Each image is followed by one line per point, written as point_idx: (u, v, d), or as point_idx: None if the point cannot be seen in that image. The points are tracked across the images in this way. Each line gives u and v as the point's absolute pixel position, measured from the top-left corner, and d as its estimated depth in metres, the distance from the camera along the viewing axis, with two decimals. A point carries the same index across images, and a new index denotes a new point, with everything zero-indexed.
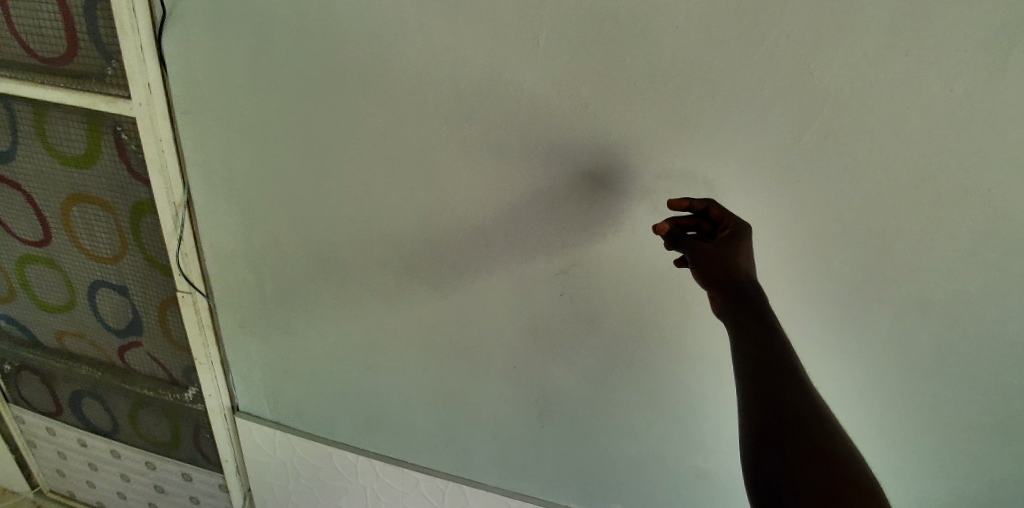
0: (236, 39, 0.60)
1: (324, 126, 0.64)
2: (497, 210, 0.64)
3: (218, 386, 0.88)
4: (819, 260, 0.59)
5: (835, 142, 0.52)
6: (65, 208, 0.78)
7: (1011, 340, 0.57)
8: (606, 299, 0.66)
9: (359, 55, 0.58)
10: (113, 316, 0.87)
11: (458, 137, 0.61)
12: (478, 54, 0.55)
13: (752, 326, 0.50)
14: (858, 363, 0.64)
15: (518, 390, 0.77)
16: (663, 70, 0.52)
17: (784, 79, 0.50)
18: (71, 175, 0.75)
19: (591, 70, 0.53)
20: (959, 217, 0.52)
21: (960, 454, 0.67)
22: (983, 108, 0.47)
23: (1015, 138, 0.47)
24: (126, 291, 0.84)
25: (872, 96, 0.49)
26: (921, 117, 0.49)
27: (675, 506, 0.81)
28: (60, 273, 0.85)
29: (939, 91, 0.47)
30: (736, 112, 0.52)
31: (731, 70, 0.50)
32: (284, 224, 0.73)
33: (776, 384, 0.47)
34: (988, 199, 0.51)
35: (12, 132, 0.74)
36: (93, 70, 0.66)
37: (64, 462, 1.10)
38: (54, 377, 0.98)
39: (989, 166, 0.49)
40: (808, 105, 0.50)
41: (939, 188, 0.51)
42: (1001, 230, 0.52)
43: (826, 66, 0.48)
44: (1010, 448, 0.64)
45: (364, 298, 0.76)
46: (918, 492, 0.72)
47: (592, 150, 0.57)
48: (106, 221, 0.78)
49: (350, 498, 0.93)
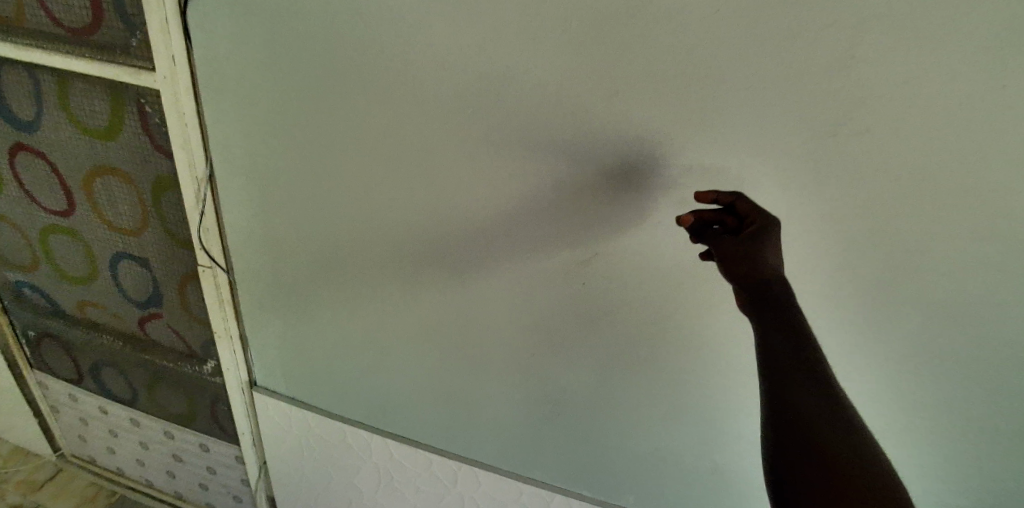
0: (252, 24, 0.60)
1: (341, 104, 0.63)
2: (521, 192, 0.62)
3: (237, 360, 0.89)
4: (835, 254, 0.56)
5: (863, 137, 0.49)
6: (90, 179, 0.79)
7: (1011, 339, 0.56)
8: (626, 287, 0.64)
9: (380, 35, 0.57)
10: (135, 288, 0.88)
11: (479, 117, 0.59)
12: (492, 41, 0.54)
13: (775, 330, 0.57)
14: (885, 366, 0.61)
15: (533, 376, 0.76)
16: (689, 60, 0.50)
17: (797, 72, 0.48)
18: (95, 147, 0.75)
19: (614, 58, 0.52)
20: (962, 215, 0.50)
21: (987, 460, 0.64)
22: (983, 108, 0.46)
23: (1014, 138, 0.46)
24: (148, 263, 0.85)
25: (877, 93, 0.47)
26: (922, 115, 0.47)
27: (686, 499, 0.79)
28: (84, 244, 0.87)
29: (942, 90, 0.46)
30: (751, 102, 0.50)
31: (745, 62, 0.49)
32: (300, 205, 0.72)
33: (782, 374, 0.55)
34: (988, 199, 0.49)
35: (38, 103, 0.74)
36: (118, 41, 0.66)
37: (85, 428, 1.13)
38: (78, 345, 1.00)
39: (989, 166, 0.48)
40: (823, 98, 0.49)
41: (939, 187, 0.50)
42: (1001, 230, 0.50)
43: (851, 63, 0.46)
44: (1007, 446, 0.62)
45: (379, 279, 0.75)
46: (935, 496, 0.69)
47: (621, 132, 0.55)
48: (129, 194, 0.78)
49: (363, 475, 0.94)
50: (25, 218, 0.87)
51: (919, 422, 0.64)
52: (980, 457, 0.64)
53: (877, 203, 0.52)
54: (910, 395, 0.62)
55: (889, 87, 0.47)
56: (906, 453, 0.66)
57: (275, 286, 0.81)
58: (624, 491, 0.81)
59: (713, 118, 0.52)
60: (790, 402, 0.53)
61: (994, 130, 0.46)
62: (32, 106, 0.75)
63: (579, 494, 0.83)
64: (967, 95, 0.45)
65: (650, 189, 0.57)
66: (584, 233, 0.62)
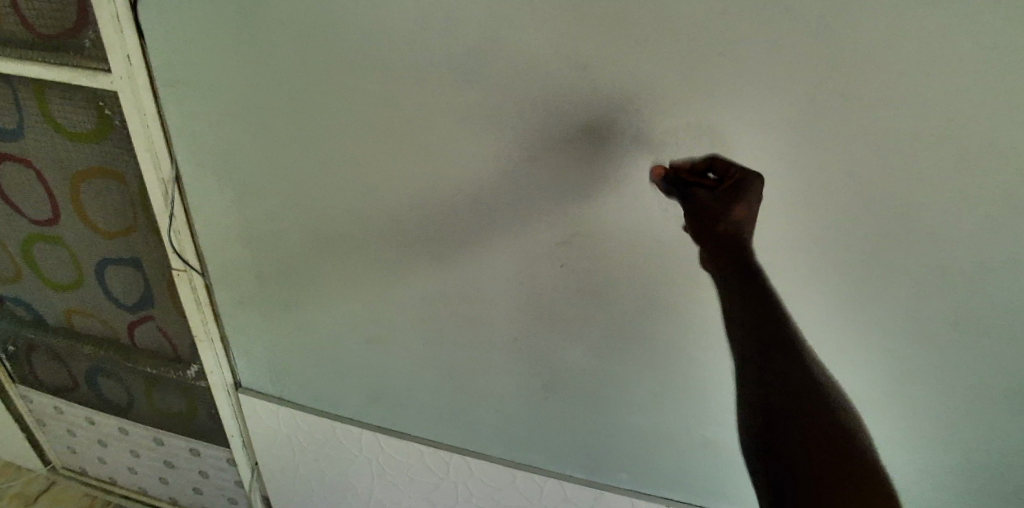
0: (207, 16, 0.57)
1: (305, 98, 0.61)
2: (491, 177, 0.60)
3: (219, 362, 0.87)
4: (817, 221, 0.55)
5: (849, 105, 0.48)
6: (72, 185, 0.75)
7: (1006, 300, 0.54)
8: (606, 268, 0.63)
9: (344, 20, 0.54)
10: (122, 293, 0.85)
11: (447, 104, 0.57)
12: (457, 21, 0.51)
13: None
14: (874, 332, 0.60)
15: (520, 363, 0.75)
16: (664, 32, 0.47)
17: (781, 36, 0.46)
18: (72, 146, 0.71)
19: (587, 31, 0.49)
20: (950, 178, 0.49)
21: (987, 431, 0.63)
22: (978, 65, 0.43)
23: (1006, 97, 0.44)
24: (136, 262, 0.81)
25: (865, 54, 0.45)
26: (912, 76, 0.45)
27: (679, 477, 0.78)
28: (68, 250, 0.83)
29: (935, 48, 0.43)
30: (730, 73, 0.48)
31: (724, 30, 0.46)
32: (273, 203, 0.70)
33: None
34: (980, 162, 0.47)
35: (17, 108, 0.71)
36: (70, 42, 0.63)
37: (74, 439, 1.12)
38: (61, 357, 0.98)
39: (979, 128, 0.46)
40: (804, 64, 0.47)
41: (926, 150, 0.48)
42: (995, 191, 0.49)
43: (834, 24, 0.44)
44: (1008, 409, 0.61)
45: (358, 274, 0.73)
46: (933, 464, 0.68)
47: (591, 110, 0.53)
48: (112, 192, 0.74)
49: (357, 470, 0.94)
50: (7, 229, 0.84)
51: (913, 392, 0.63)
52: (977, 427, 0.63)
53: (859, 168, 0.51)
54: (900, 363, 0.62)
55: (878, 51, 0.45)
56: (897, 423, 0.66)
57: (256, 287, 0.79)
58: (617, 471, 0.81)
59: (691, 86, 0.50)
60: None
61: (984, 92, 0.44)
62: (10, 112, 0.71)
63: (571, 477, 0.83)
64: (958, 57, 0.43)
65: (626, 165, 0.55)
66: (560, 215, 0.61)
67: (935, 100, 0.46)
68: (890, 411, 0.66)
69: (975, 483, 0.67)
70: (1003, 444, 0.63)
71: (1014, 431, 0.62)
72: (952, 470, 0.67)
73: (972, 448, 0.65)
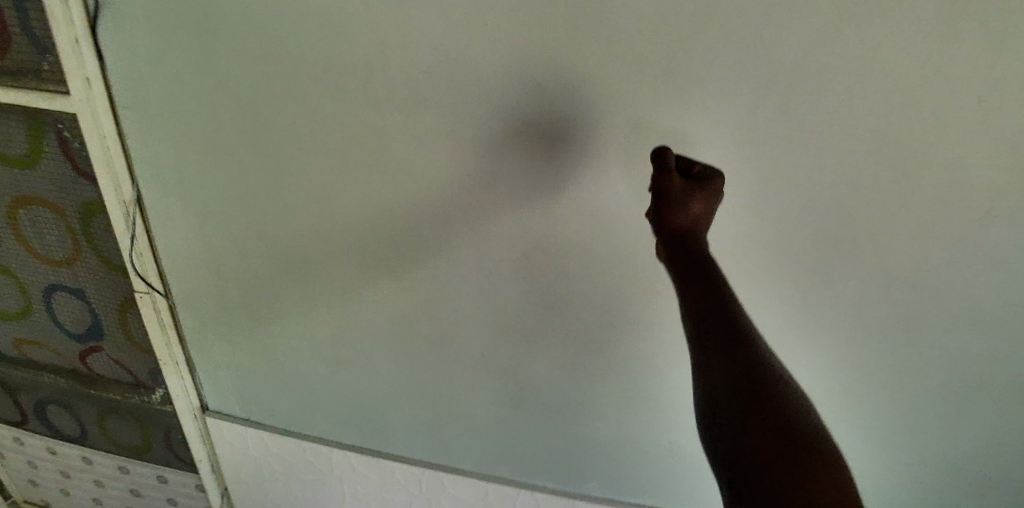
0: (165, 42, 0.55)
1: (266, 120, 0.59)
2: (454, 195, 0.59)
3: (185, 386, 0.85)
4: (775, 231, 0.55)
5: (810, 118, 0.48)
6: (11, 211, 0.72)
7: (958, 308, 0.56)
8: (572, 283, 0.63)
9: (307, 43, 0.52)
10: (73, 320, 0.83)
11: (411, 126, 0.56)
12: (422, 44, 0.50)
13: (711, 302, 0.40)
14: (836, 337, 0.61)
15: (491, 381, 0.74)
16: (629, 51, 0.47)
17: (744, 55, 0.45)
18: (10, 172, 0.69)
19: (551, 52, 0.48)
20: (903, 190, 0.50)
21: (932, 424, 0.66)
22: (937, 81, 0.44)
23: (955, 114, 0.45)
24: (85, 292, 0.79)
25: (829, 72, 0.45)
26: (873, 92, 0.45)
27: (649, 485, 0.79)
28: (13, 277, 0.80)
29: (897, 65, 0.44)
30: (693, 92, 0.48)
31: (688, 49, 0.46)
32: (237, 227, 0.69)
33: (726, 364, 0.38)
34: (933, 174, 0.49)
35: None
36: (25, 65, 0.60)
37: (35, 470, 1.08)
38: (15, 385, 0.93)
39: (932, 144, 0.47)
40: (766, 81, 0.46)
41: (881, 163, 0.49)
42: (947, 202, 0.50)
43: (799, 42, 0.44)
44: (956, 408, 0.63)
45: (325, 295, 0.72)
46: (888, 461, 0.70)
47: (554, 127, 0.52)
48: (53, 221, 0.73)
49: (330, 493, 0.92)
50: None
51: (871, 394, 0.65)
52: (925, 418, 0.65)
53: (816, 180, 0.51)
54: (859, 363, 0.63)
55: (834, 54, 0.44)
56: (855, 421, 0.68)
57: (221, 310, 0.77)
58: (588, 483, 0.81)
59: (653, 99, 0.49)
60: (730, 384, 0.37)
61: (933, 96, 0.45)
62: None
63: (545, 489, 0.83)
64: (910, 61, 0.43)
65: (585, 175, 0.54)
66: (523, 231, 0.60)
67: (889, 106, 0.46)
68: (845, 407, 0.67)
69: (922, 473, 0.70)
70: (947, 435, 0.66)
71: (959, 425, 0.65)
72: (903, 461, 0.70)
73: (922, 438, 0.67)
